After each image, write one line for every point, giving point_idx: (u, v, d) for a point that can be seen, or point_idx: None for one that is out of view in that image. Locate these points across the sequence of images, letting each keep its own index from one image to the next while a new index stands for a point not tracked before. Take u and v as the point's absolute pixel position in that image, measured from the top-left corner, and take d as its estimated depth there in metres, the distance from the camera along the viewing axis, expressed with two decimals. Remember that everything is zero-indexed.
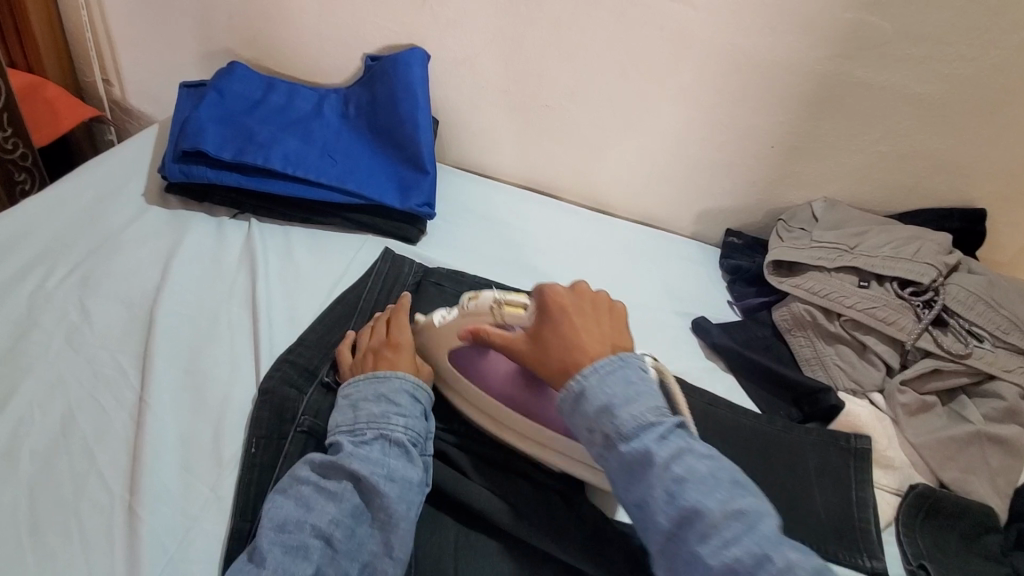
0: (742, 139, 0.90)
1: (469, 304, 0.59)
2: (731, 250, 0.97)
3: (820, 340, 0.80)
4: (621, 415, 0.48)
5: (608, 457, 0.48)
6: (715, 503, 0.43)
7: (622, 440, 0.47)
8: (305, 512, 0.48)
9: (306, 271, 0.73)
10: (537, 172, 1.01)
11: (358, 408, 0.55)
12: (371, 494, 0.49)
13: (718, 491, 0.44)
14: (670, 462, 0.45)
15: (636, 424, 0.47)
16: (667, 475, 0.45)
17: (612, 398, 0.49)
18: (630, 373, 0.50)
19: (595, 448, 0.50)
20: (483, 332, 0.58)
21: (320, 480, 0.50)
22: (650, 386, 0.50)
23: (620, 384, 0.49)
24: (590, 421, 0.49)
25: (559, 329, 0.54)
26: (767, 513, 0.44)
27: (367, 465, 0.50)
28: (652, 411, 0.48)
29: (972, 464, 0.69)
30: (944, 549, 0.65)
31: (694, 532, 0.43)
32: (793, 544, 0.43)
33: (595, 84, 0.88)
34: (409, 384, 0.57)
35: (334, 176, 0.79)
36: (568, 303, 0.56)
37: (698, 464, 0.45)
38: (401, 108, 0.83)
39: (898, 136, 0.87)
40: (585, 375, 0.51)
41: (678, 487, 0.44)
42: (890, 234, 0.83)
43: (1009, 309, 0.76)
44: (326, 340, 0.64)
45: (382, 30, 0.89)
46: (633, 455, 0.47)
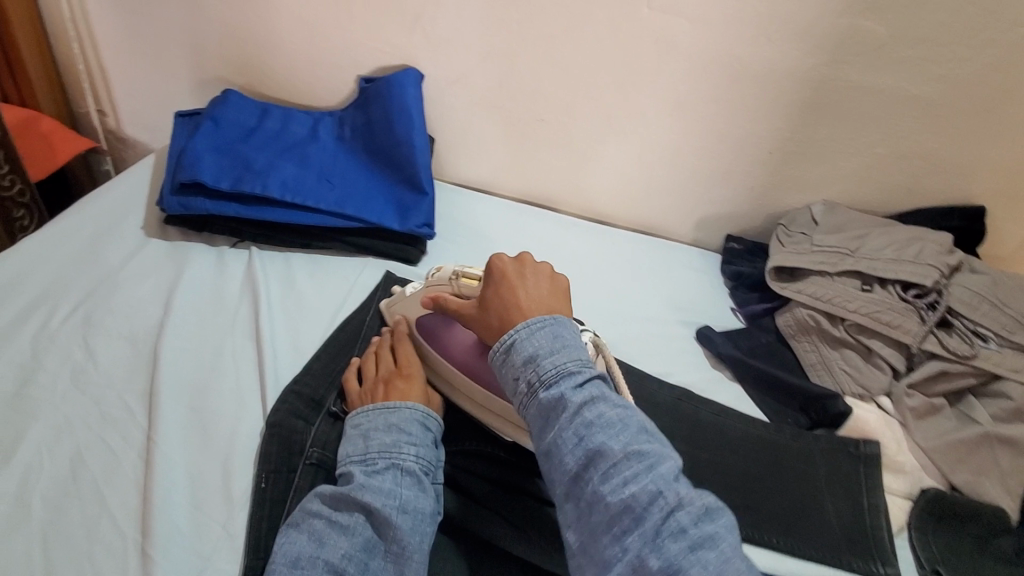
0: (738, 146, 0.90)
1: (434, 277, 0.65)
2: (731, 256, 0.97)
3: (825, 344, 0.80)
4: (544, 363, 0.49)
5: (528, 406, 0.49)
6: (620, 446, 0.44)
7: (541, 388, 0.48)
8: (318, 548, 0.47)
9: (309, 298, 0.73)
10: (535, 186, 1.01)
11: (367, 438, 0.55)
12: (384, 528, 0.49)
13: (623, 435, 0.45)
14: (583, 408, 0.46)
15: (557, 373, 0.48)
16: (578, 419, 0.46)
17: (538, 350, 0.50)
18: (560, 329, 0.52)
19: (517, 398, 0.50)
20: (439, 300, 0.62)
21: (332, 514, 0.50)
22: (575, 340, 0.51)
23: (545, 337, 0.51)
24: (515, 370, 0.50)
25: (499, 290, 0.57)
26: (670, 459, 0.45)
27: (380, 497, 0.50)
28: (574, 362, 0.49)
29: (983, 465, 0.69)
30: (958, 552, 0.64)
31: (598, 473, 0.44)
32: (688, 484, 0.44)
33: (590, 97, 0.88)
34: (419, 413, 0.58)
35: (333, 200, 0.79)
36: (511, 268, 0.58)
37: (609, 411, 0.46)
38: (397, 129, 0.83)
39: (895, 137, 0.87)
40: (517, 329, 0.52)
41: (588, 431, 0.45)
42: (891, 236, 0.83)
43: (1015, 309, 0.75)
44: (331, 369, 0.65)
45: (376, 51, 0.90)
46: (549, 402, 0.48)
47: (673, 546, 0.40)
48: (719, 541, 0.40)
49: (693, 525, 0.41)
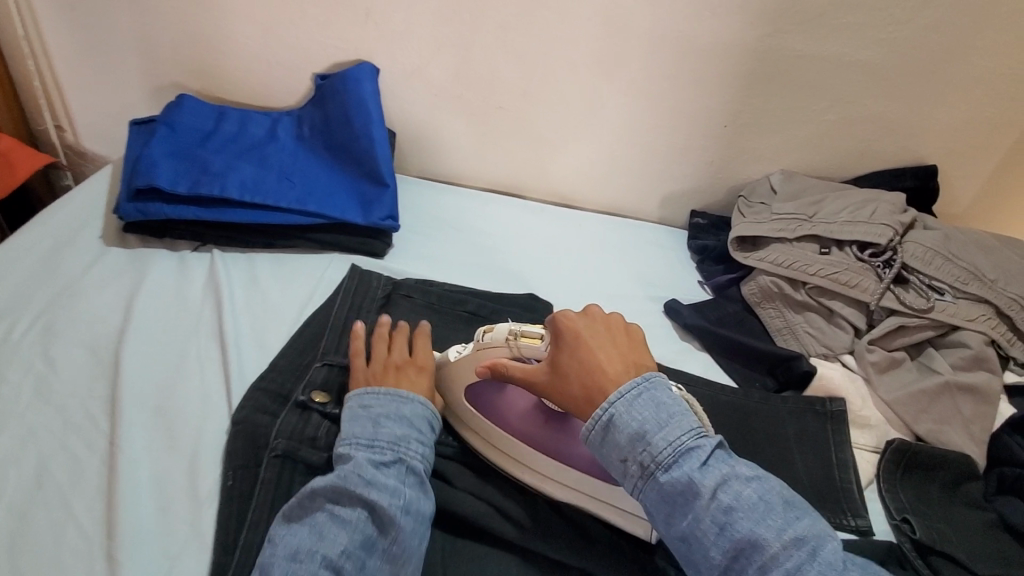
0: (695, 121, 0.92)
1: (486, 338, 0.60)
2: (696, 231, 0.99)
3: (788, 309, 0.82)
4: (657, 442, 0.48)
5: (646, 490, 0.49)
6: (772, 533, 0.44)
7: (661, 470, 0.48)
8: (318, 541, 0.47)
9: (274, 297, 0.73)
10: (499, 174, 1.01)
11: (374, 430, 0.55)
12: (386, 525, 0.49)
13: (770, 518, 0.45)
14: (717, 491, 0.46)
15: (674, 453, 0.48)
16: (715, 504, 0.46)
17: (645, 426, 0.49)
18: (657, 395, 0.51)
19: (629, 480, 0.50)
20: (499, 367, 0.59)
21: (334, 507, 0.49)
22: (679, 406, 0.51)
23: (650, 410, 0.50)
24: (625, 452, 0.50)
25: (575, 353, 0.55)
26: (823, 534, 0.45)
27: (385, 494, 0.50)
28: (687, 436, 0.49)
29: (944, 414, 0.70)
30: (926, 501, 0.65)
31: (751, 563, 0.44)
32: (851, 563, 0.44)
33: (546, 83, 0.89)
34: (427, 411, 0.58)
35: (294, 199, 0.79)
36: (582, 326, 0.57)
37: (745, 489, 0.46)
38: (355, 124, 0.83)
39: (844, 104, 0.89)
40: (612, 404, 0.51)
41: (729, 517, 0.45)
42: (846, 200, 0.85)
43: (967, 260, 0.77)
44: (298, 363, 0.64)
45: (328, 48, 0.89)
46: (674, 486, 0.47)
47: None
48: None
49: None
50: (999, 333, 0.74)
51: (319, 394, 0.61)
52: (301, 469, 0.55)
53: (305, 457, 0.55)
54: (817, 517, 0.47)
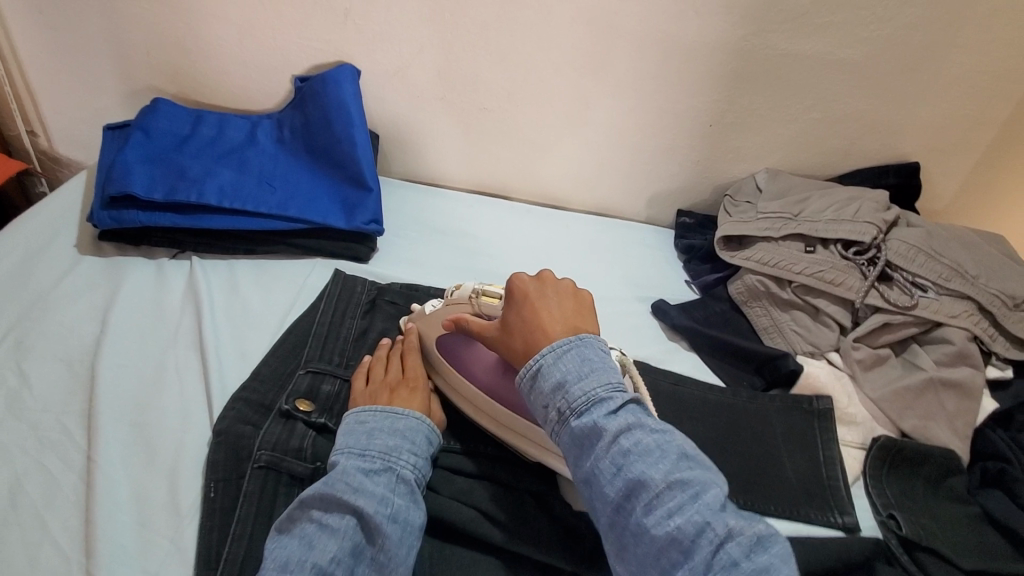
0: (680, 121, 0.92)
1: (454, 294, 0.64)
2: (684, 230, 0.99)
3: (775, 308, 0.82)
4: (573, 390, 0.48)
5: (561, 435, 0.48)
6: (661, 475, 0.43)
7: (573, 415, 0.48)
8: (307, 551, 0.45)
9: (256, 305, 0.71)
10: (485, 176, 1.01)
11: (366, 440, 0.54)
12: (376, 533, 0.47)
13: (663, 463, 0.44)
14: (618, 435, 0.45)
15: (587, 401, 0.48)
16: (615, 447, 0.45)
17: (565, 375, 0.49)
18: (586, 351, 0.50)
19: (548, 426, 0.50)
20: (461, 320, 0.61)
21: (322, 516, 0.47)
22: (605, 362, 0.50)
23: (574, 361, 0.50)
24: (545, 398, 0.50)
25: (519, 310, 0.56)
26: (717, 486, 0.43)
27: (374, 502, 0.48)
28: (603, 387, 0.48)
29: (929, 410, 0.71)
30: (911, 496, 0.66)
31: (639, 503, 0.43)
32: (737, 513, 0.42)
33: (530, 84, 0.89)
34: (424, 425, 0.57)
35: (274, 204, 0.77)
36: (531, 288, 0.57)
37: (646, 437, 0.45)
38: (336, 127, 0.82)
39: (828, 102, 0.89)
40: (542, 354, 0.51)
41: (625, 459, 0.44)
42: (830, 198, 0.86)
43: (949, 257, 0.78)
44: (281, 372, 0.63)
45: (308, 49, 0.87)
46: (582, 429, 0.47)
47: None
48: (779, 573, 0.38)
49: (747, 558, 0.39)
50: (982, 329, 0.74)
51: (303, 402, 0.59)
52: (286, 480, 0.54)
53: (290, 467, 0.54)
54: (718, 474, 0.46)
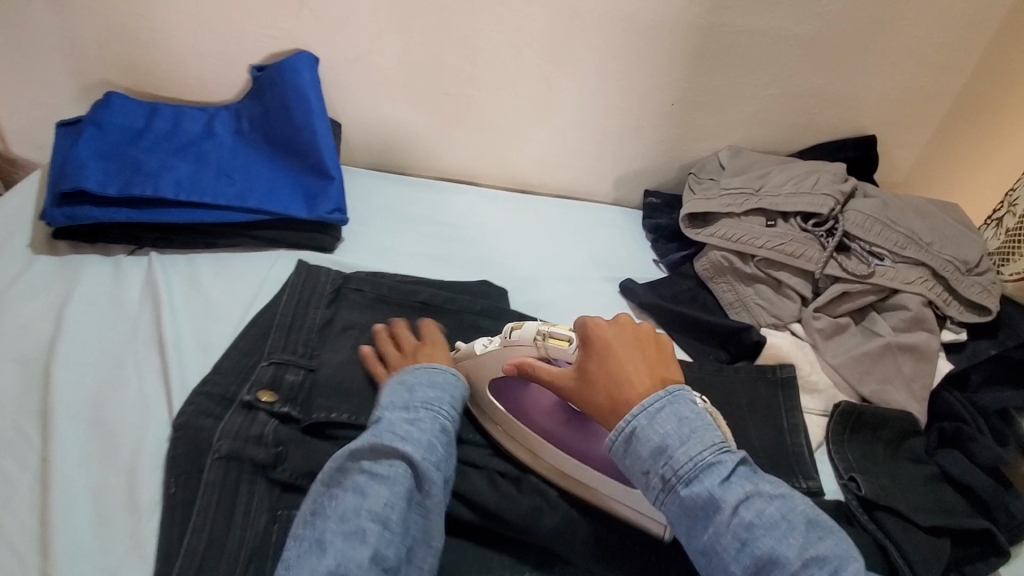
0: (642, 101, 0.92)
1: (513, 334, 0.60)
2: (651, 210, 1.00)
3: (739, 283, 0.83)
4: (678, 456, 0.48)
5: (668, 503, 0.48)
6: (794, 551, 0.44)
7: (682, 484, 0.47)
8: (362, 499, 0.47)
9: (217, 299, 0.70)
10: (452, 163, 1.00)
11: (407, 395, 0.56)
12: (423, 478, 0.50)
13: (793, 538, 0.44)
14: (738, 507, 0.46)
15: (696, 468, 0.47)
16: (736, 521, 0.45)
17: (667, 439, 0.49)
18: (680, 409, 0.50)
19: (651, 492, 0.49)
20: (526, 364, 0.59)
21: (372, 466, 0.49)
22: (703, 421, 0.50)
23: (673, 422, 0.49)
24: (645, 464, 0.49)
25: (603, 363, 0.55)
26: (851, 556, 0.44)
27: (421, 451, 0.51)
28: (710, 450, 0.48)
29: (888, 374, 0.72)
30: (872, 459, 0.67)
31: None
32: None
33: (491, 68, 0.88)
34: (450, 375, 0.60)
35: (233, 196, 0.76)
36: (611, 333, 0.56)
37: (768, 506, 0.46)
38: (295, 116, 0.81)
39: (785, 78, 0.90)
40: (635, 416, 0.50)
41: (750, 534, 0.45)
42: (789, 172, 0.87)
43: (904, 226, 0.80)
44: (243, 364, 0.62)
45: (262, 38, 0.86)
46: (694, 500, 0.47)
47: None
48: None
49: None
50: (936, 294, 0.76)
51: (265, 393, 0.59)
52: (248, 468, 0.53)
53: (251, 455, 0.53)
54: (848, 541, 0.46)
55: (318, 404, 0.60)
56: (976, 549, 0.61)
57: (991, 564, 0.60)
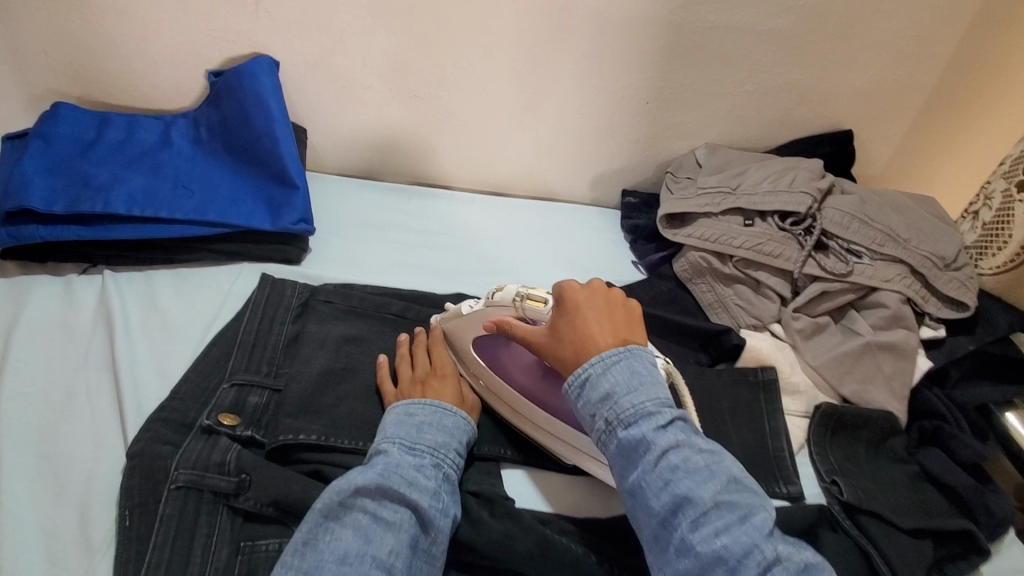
0: (616, 100, 0.90)
1: (495, 296, 0.62)
2: (629, 210, 0.98)
3: (718, 283, 0.82)
4: (622, 402, 0.50)
5: (607, 443, 0.50)
6: (709, 493, 0.45)
7: (622, 427, 0.49)
8: (365, 542, 0.46)
9: (176, 318, 0.67)
10: (424, 167, 0.97)
11: (415, 434, 0.55)
12: (428, 525, 0.49)
13: (711, 483, 0.46)
14: (667, 451, 0.47)
15: (636, 413, 0.49)
16: (663, 463, 0.47)
17: (615, 387, 0.50)
18: (634, 363, 0.52)
19: (594, 433, 0.51)
20: (504, 323, 0.60)
21: (378, 508, 0.48)
22: (654, 376, 0.51)
23: (624, 374, 0.51)
24: (592, 407, 0.51)
25: (569, 318, 0.56)
26: (762, 509, 0.46)
27: (428, 497, 0.50)
28: (653, 401, 0.49)
29: (869, 373, 0.72)
30: (853, 460, 0.66)
31: (686, 520, 0.45)
32: (782, 537, 0.45)
33: (461, 69, 0.85)
34: (461, 420, 0.58)
35: (191, 209, 0.73)
36: (581, 295, 0.57)
37: (696, 455, 0.47)
38: (256, 123, 0.78)
39: (760, 74, 0.89)
40: (590, 363, 0.52)
41: (673, 475, 0.46)
42: (767, 169, 0.86)
43: (882, 223, 0.79)
44: (203, 387, 0.59)
45: (219, 42, 0.82)
46: (630, 441, 0.48)
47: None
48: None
49: None
50: (914, 291, 0.76)
51: (227, 417, 0.56)
52: (208, 498, 0.50)
53: (212, 484, 0.50)
54: (765, 497, 0.48)
55: (284, 424, 0.56)
56: (956, 549, 0.60)
57: (970, 563, 0.60)
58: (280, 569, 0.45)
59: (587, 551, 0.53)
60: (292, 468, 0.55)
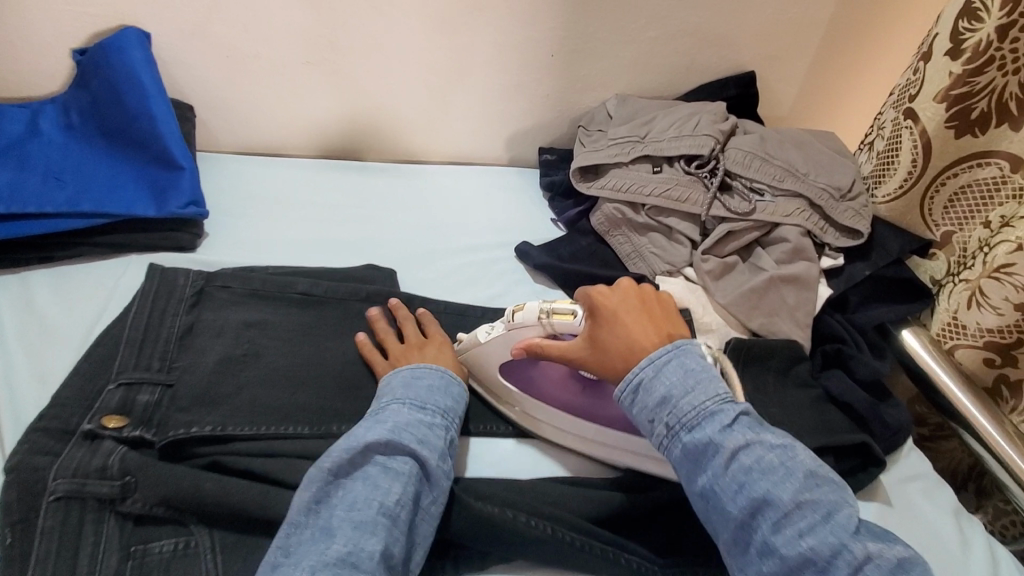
0: (522, 55, 0.88)
1: (516, 317, 0.60)
2: (547, 167, 0.96)
3: (633, 233, 0.83)
4: (682, 405, 0.50)
5: (670, 448, 0.50)
6: (788, 494, 0.45)
7: (686, 430, 0.49)
8: (374, 490, 0.47)
9: (57, 319, 0.62)
10: (329, 137, 0.92)
11: (426, 395, 0.56)
12: (432, 481, 0.50)
13: (790, 482, 0.46)
14: (737, 452, 0.47)
15: (698, 414, 0.49)
16: (734, 465, 0.47)
17: (671, 389, 0.50)
18: (687, 360, 0.52)
19: (655, 439, 0.51)
20: (535, 346, 0.59)
21: (387, 460, 0.49)
22: (710, 372, 0.51)
23: (679, 374, 0.51)
24: (650, 412, 0.51)
25: (609, 326, 0.56)
26: (844, 504, 0.46)
27: (436, 455, 0.51)
28: (713, 399, 0.49)
29: (775, 307, 0.74)
30: (764, 389, 0.68)
31: (767, 521, 0.45)
32: (867, 532, 0.45)
33: (354, 30, 0.81)
34: (459, 391, 0.59)
35: (63, 200, 0.67)
36: (615, 301, 0.57)
37: (768, 453, 0.47)
38: (128, 102, 0.72)
39: (661, 18, 0.88)
40: (641, 368, 0.52)
41: (748, 477, 0.46)
42: (672, 115, 0.86)
43: (781, 159, 0.81)
44: (88, 390, 0.55)
45: (79, 16, 0.74)
46: (695, 444, 0.48)
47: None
48: None
49: None
50: (813, 223, 0.79)
51: (112, 419, 0.53)
52: (92, 506, 0.48)
53: (93, 491, 0.48)
54: (847, 490, 0.47)
55: (175, 419, 0.54)
56: (857, 462, 0.64)
57: (870, 474, 0.64)
58: (288, 523, 0.46)
59: (502, 510, 0.53)
60: (184, 463, 0.53)
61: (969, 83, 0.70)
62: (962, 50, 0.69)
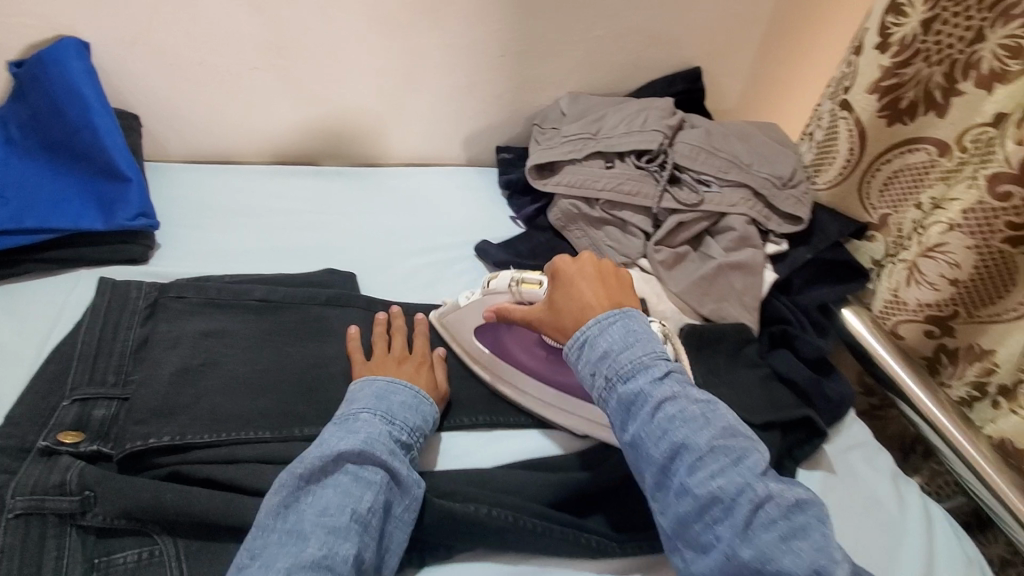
0: (474, 56, 0.89)
1: (491, 284, 0.66)
2: (505, 166, 0.98)
3: (590, 227, 0.85)
4: (620, 359, 0.53)
5: (607, 399, 0.53)
6: (704, 439, 0.48)
7: (621, 381, 0.52)
8: (346, 498, 0.49)
9: (5, 338, 0.61)
10: (283, 142, 0.92)
11: (397, 409, 0.57)
12: (403, 489, 0.52)
13: (706, 429, 0.49)
14: (664, 402, 0.50)
15: (634, 367, 0.52)
16: (660, 414, 0.50)
17: (611, 345, 0.54)
18: (630, 323, 0.55)
19: (595, 391, 0.54)
20: (505, 310, 0.64)
21: (359, 470, 0.51)
22: (650, 333, 0.54)
23: (620, 332, 0.54)
24: (592, 365, 0.54)
25: (566, 289, 0.59)
26: (755, 451, 0.49)
27: (405, 465, 0.53)
28: (648, 355, 0.53)
29: (724, 292, 0.78)
30: (716, 371, 0.72)
31: (684, 464, 0.48)
32: (773, 475, 0.48)
33: (300, 35, 0.81)
34: (430, 411, 0.60)
35: (6, 216, 0.65)
36: (574, 270, 0.60)
37: (691, 405, 0.50)
38: (69, 113, 0.71)
39: (608, 18, 0.91)
40: (588, 326, 0.55)
41: (671, 424, 0.49)
42: (623, 112, 0.89)
43: (726, 151, 0.85)
44: (40, 407, 0.55)
45: (14, 27, 0.72)
46: (628, 395, 0.51)
47: (767, 537, 0.44)
48: (812, 532, 0.45)
49: (783, 517, 0.45)
50: (757, 212, 0.82)
51: (68, 435, 0.53)
52: (53, 521, 0.48)
53: (53, 506, 0.48)
54: (758, 440, 0.51)
55: (132, 431, 0.53)
56: (801, 434, 0.68)
57: (812, 445, 0.68)
58: (260, 528, 0.47)
59: (466, 503, 0.54)
60: (145, 473, 0.54)
61: (897, 74, 0.74)
62: (890, 44, 0.74)
